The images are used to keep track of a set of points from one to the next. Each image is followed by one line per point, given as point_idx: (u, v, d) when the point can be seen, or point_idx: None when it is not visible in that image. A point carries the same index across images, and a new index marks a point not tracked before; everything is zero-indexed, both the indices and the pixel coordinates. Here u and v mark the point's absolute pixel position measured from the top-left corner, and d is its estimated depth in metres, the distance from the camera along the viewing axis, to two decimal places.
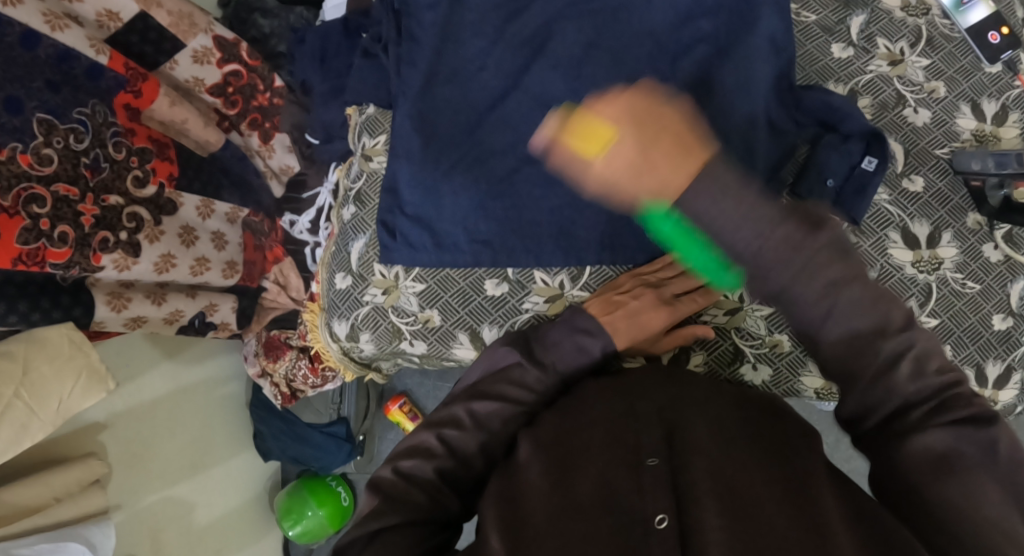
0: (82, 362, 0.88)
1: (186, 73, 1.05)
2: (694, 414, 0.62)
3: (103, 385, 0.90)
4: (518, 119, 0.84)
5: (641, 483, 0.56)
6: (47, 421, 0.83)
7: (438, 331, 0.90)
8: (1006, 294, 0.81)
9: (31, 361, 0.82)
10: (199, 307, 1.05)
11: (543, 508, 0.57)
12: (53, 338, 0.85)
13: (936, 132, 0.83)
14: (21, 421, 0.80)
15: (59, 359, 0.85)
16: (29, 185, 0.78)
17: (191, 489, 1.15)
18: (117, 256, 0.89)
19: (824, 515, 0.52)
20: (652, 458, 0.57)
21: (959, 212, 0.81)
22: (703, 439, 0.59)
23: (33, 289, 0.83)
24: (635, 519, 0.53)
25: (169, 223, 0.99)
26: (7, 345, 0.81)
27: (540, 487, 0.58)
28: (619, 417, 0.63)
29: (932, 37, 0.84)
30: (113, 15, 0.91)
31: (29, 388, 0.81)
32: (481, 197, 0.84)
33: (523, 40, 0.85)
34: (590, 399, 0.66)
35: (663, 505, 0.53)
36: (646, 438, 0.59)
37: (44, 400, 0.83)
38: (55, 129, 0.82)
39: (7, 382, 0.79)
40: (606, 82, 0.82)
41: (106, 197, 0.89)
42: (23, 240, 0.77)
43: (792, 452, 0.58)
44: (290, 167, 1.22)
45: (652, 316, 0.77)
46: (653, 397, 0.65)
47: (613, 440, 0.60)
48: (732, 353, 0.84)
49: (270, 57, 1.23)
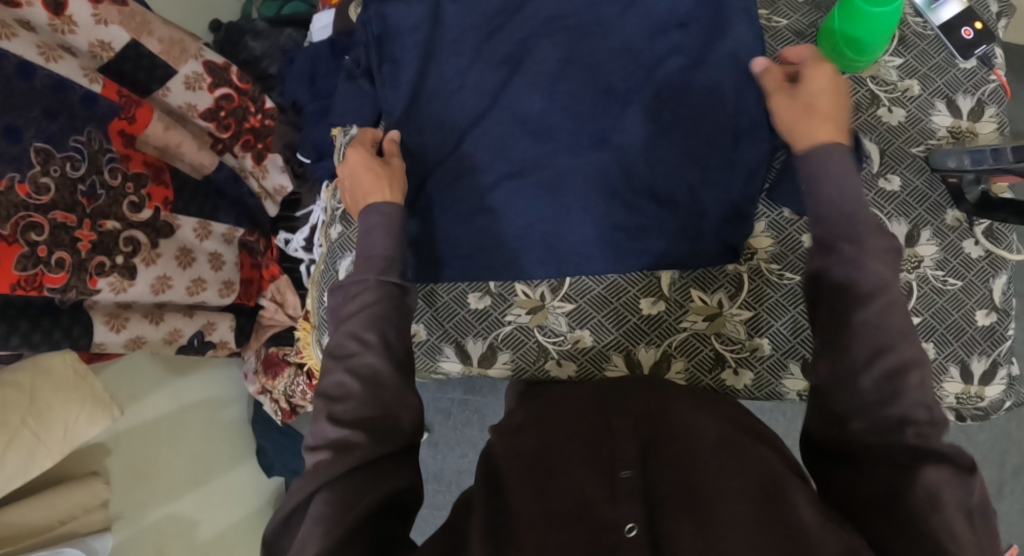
0: (86, 391, 0.91)
1: (179, 100, 1.07)
2: (671, 421, 0.63)
3: (107, 409, 0.91)
4: (497, 134, 0.86)
5: (614, 493, 0.57)
6: (53, 447, 0.86)
7: (425, 345, 0.89)
8: (989, 289, 0.80)
9: (37, 390, 0.87)
10: (197, 326, 1.08)
11: (522, 513, 0.58)
12: (57, 369, 0.90)
13: (911, 131, 0.83)
14: (27, 447, 0.83)
15: (64, 389, 0.89)
16: (28, 213, 0.81)
17: (193, 506, 1.17)
18: (114, 279, 0.92)
19: (790, 520, 0.54)
20: (626, 469, 0.59)
21: (939, 209, 0.81)
22: (679, 450, 0.60)
23: (32, 312, 0.85)
24: (608, 527, 0.55)
25: (166, 246, 1.02)
26: (13, 377, 0.86)
27: (520, 497, 0.59)
28: (595, 429, 0.64)
29: (905, 36, 0.84)
30: (105, 46, 0.93)
31: (35, 415, 0.85)
32: (464, 213, 0.86)
33: (499, 58, 0.87)
34: (566, 413, 0.67)
35: (634, 514, 0.55)
36: (621, 449, 0.60)
37: (49, 426, 0.86)
38: (53, 158, 0.84)
39: (14, 410, 0.83)
40: (581, 94, 0.84)
41: (103, 222, 0.92)
42: (22, 266, 0.80)
43: (762, 459, 0.60)
44: (284, 187, 1.25)
45: (368, 164, 0.80)
46: (630, 410, 0.65)
47: (589, 450, 0.61)
48: (713, 359, 0.85)
49: (261, 80, 1.26)
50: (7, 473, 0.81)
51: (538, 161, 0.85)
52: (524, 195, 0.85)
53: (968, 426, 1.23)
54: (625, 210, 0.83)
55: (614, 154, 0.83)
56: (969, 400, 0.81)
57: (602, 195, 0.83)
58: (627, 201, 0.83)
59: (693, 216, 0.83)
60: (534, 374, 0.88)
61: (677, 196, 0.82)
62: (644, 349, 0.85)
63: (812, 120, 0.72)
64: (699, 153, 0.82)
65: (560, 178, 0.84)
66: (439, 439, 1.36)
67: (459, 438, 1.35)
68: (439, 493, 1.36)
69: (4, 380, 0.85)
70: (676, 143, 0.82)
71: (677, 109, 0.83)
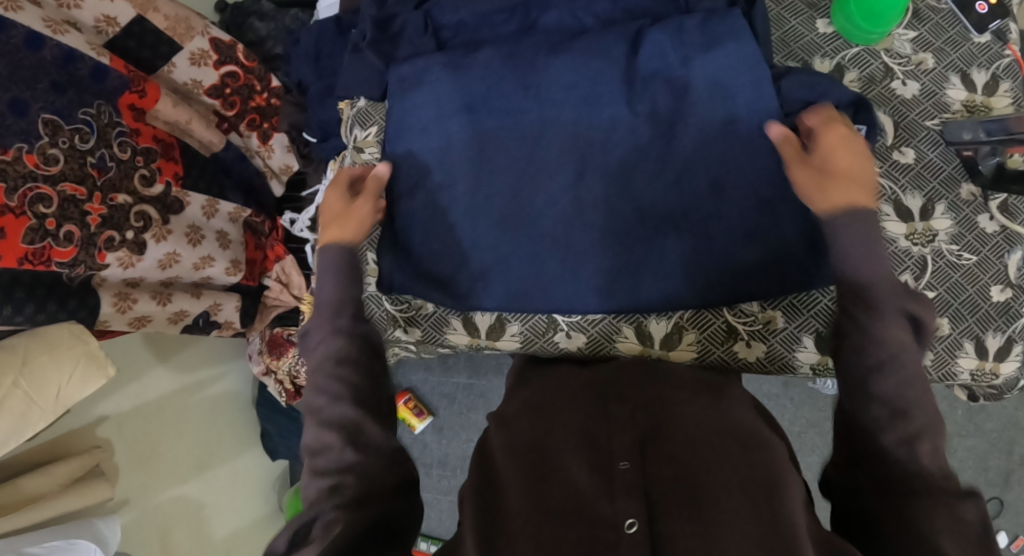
0: (79, 350, 0.86)
1: (185, 76, 1.06)
2: (672, 415, 0.63)
3: (102, 371, 0.87)
4: (525, 122, 0.85)
5: (611, 486, 0.57)
6: (47, 408, 0.83)
7: (431, 317, 0.92)
8: (1004, 265, 0.79)
9: (31, 352, 0.82)
10: (204, 307, 1.07)
11: (519, 505, 0.58)
12: (51, 328, 0.86)
13: (926, 104, 0.82)
14: (20, 410, 0.80)
15: (57, 349, 0.84)
16: (35, 184, 0.80)
17: (200, 489, 1.17)
18: (122, 254, 0.91)
19: (789, 520, 0.55)
20: (624, 460, 0.59)
21: (953, 183, 0.80)
22: (677, 444, 0.60)
23: (41, 292, 0.84)
24: (606, 523, 0.54)
25: (177, 222, 1.01)
26: (10, 341, 0.83)
27: (515, 487, 0.59)
28: (593, 419, 0.64)
29: (919, 9, 0.85)
30: (111, 20, 0.94)
31: (28, 377, 0.81)
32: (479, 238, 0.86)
33: (499, 90, 0.85)
34: (565, 400, 0.68)
35: (633, 510, 0.55)
36: (619, 440, 0.61)
37: (42, 388, 0.82)
38: (61, 130, 0.84)
39: (6, 370, 0.80)
40: (588, 126, 0.83)
41: (114, 196, 0.91)
42: (29, 239, 0.80)
43: (757, 448, 0.61)
44: (290, 166, 1.22)
45: (354, 211, 0.79)
46: (628, 398, 0.66)
47: (588, 440, 0.61)
48: (723, 331, 0.84)
49: (267, 60, 1.24)
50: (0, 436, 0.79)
51: (538, 140, 0.84)
52: (473, 253, 0.85)
53: (977, 414, 1.23)
54: (609, 194, 0.82)
55: (615, 153, 0.82)
56: (983, 377, 0.79)
57: (607, 168, 0.82)
58: (633, 205, 0.82)
59: (706, 242, 0.81)
60: (543, 347, 0.88)
61: (683, 174, 0.81)
62: (655, 321, 0.85)
63: (836, 186, 0.67)
64: (723, 155, 0.80)
65: (561, 168, 0.83)
66: (444, 424, 1.35)
67: (464, 422, 1.35)
68: (445, 477, 1.35)
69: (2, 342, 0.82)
70: (687, 113, 0.81)
71: (701, 85, 0.81)
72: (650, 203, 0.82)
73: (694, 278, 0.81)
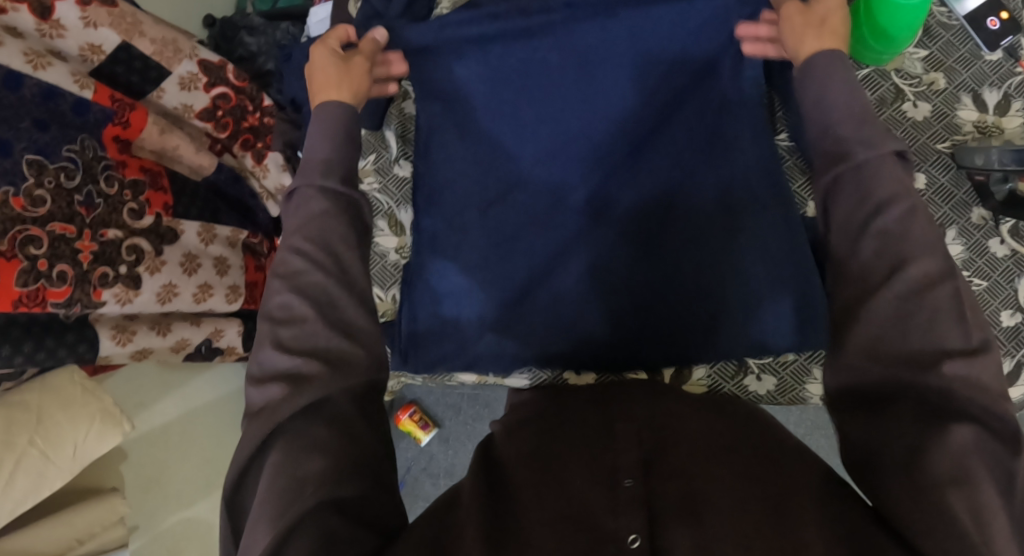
0: (95, 407, 0.88)
1: (174, 101, 1.03)
2: (681, 427, 0.56)
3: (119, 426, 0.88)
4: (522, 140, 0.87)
5: (616, 501, 0.50)
6: (63, 468, 0.84)
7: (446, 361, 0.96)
8: (1014, 290, 0.80)
9: (44, 410, 0.84)
10: (205, 334, 1.06)
11: (521, 516, 0.51)
12: (65, 387, 0.87)
13: (937, 126, 0.84)
14: (37, 469, 0.81)
15: (72, 406, 0.86)
16: (25, 227, 0.79)
17: (210, 509, 1.15)
18: (119, 290, 0.89)
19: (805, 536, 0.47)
20: (629, 477, 0.52)
21: (964, 207, 0.82)
22: (684, 457, 0.53)
23: (37, 329, 0.83)
24: (607, 537, 0.48)
25: (171, 252, 0.98)
26: (20, 397, 0.83)
27: (519, 495, 0.53)
28: (597, 434, 0.57)
29: (929, 26, 0.85)
30: (95, 48, 0.91)
31: (43, 434, 0.82)
32: (487, 249, 0.85)
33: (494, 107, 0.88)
34: (571, 417, 0.61)
35: (636, 525, 0.48)
36: (623, 455, 0.53)
37: (58, 446, 0.83)
38: (46, 169, 0.82)
39: (21, 430, 0.81)
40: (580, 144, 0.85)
41: (104, 231, 0.89)
42: (23, 282, 0.78)
43: (778, 463, 0.53)
44: (283, 186, 1.17)
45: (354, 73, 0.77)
46: (635, 414, 0.59)
47: (590, 455, 0.54)
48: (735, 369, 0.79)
49: (259, 76, 1.21)
50: (17, 496, 0.79)
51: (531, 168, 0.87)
52: (481, 283, 0.85)
53: None
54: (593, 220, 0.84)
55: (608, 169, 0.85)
56: None
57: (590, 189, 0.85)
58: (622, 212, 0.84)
59: (712, 264, 0.80)
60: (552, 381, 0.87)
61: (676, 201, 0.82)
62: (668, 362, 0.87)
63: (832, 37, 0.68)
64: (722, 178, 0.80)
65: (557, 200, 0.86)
66: (450, 434, 1.36)
67: (471, 432, 1.35)
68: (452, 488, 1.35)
69: (12, 400, 0.82)
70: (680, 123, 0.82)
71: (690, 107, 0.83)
72: (646, 215, 0.83)
73: (706, 297, 0.80)
